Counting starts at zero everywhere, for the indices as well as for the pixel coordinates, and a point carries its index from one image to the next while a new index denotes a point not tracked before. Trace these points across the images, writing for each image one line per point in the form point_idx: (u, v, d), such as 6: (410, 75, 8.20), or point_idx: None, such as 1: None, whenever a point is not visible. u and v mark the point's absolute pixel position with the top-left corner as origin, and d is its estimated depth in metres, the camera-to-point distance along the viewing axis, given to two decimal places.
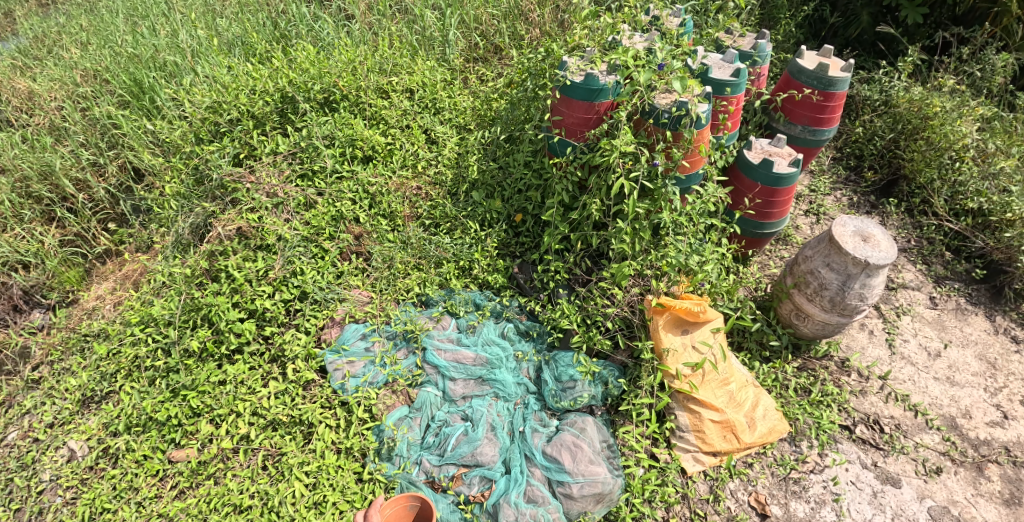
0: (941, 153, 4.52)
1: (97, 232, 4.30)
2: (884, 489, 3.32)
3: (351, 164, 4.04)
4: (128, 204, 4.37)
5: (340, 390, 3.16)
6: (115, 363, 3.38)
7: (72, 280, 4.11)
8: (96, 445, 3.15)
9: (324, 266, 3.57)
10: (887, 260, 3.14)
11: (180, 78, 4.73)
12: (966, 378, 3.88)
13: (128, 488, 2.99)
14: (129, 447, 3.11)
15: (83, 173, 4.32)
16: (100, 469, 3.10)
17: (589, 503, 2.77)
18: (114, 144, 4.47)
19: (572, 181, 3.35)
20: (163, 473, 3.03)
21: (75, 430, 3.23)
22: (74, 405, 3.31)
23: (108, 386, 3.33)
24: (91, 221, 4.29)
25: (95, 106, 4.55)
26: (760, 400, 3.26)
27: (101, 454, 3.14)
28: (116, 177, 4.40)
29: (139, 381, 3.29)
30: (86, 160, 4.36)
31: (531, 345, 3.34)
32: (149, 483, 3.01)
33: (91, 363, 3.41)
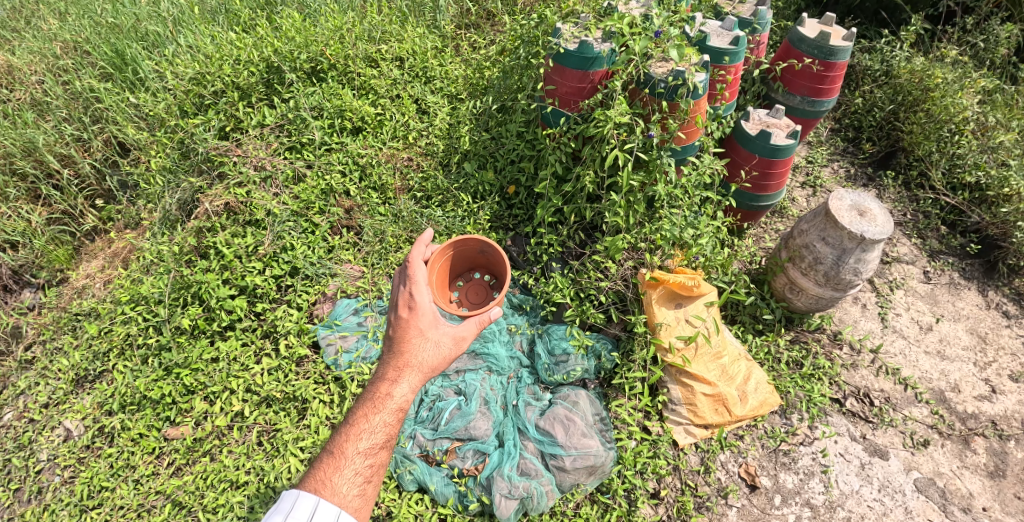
0: (940, 125, 4.47)
1: (83, 209, 4.19)
2: (872, 461, 3.36)
3: (340, 136, 3.95)
4: (115, 179, 4.27)
5: (333, 365, 3.17)
6: (106, 341, 3.33)
7: (60, 258, 4.03)
8: (91, 425, 3.13)
9: (315, 241, 3.51)
10: (883, 234, 3.10)
11: (163, 49, 4.58)
12: (956, 352, 3.90)
13: (125, 467, 2.99)
14: (125, 425, 3.10)
15: (67, 148, 4.20)
16: (97, 447, 3.09)
17: (582, 475, 2.79)
18: (98, 118, 4.33)
19: (566, 153, 3.29)
20: (159, 450, 3.04)
21: (70, 409, 3.20)
22: (69, 385, 3.28)
23: (101, 365, 3.29)
24: (78, 198, 4.19)
25: (76, 79, 4.40)
26: (752, 373, 3.26)
27: (97, 433, 3.13)
28: (101, 151, 4.27)
29: (132, 360, 3.26)
30: (70, 135, 4.24)
31: (523, 319, 3.31)
32: (146, 461, 3.01)
33: (83, 343, 3.37)
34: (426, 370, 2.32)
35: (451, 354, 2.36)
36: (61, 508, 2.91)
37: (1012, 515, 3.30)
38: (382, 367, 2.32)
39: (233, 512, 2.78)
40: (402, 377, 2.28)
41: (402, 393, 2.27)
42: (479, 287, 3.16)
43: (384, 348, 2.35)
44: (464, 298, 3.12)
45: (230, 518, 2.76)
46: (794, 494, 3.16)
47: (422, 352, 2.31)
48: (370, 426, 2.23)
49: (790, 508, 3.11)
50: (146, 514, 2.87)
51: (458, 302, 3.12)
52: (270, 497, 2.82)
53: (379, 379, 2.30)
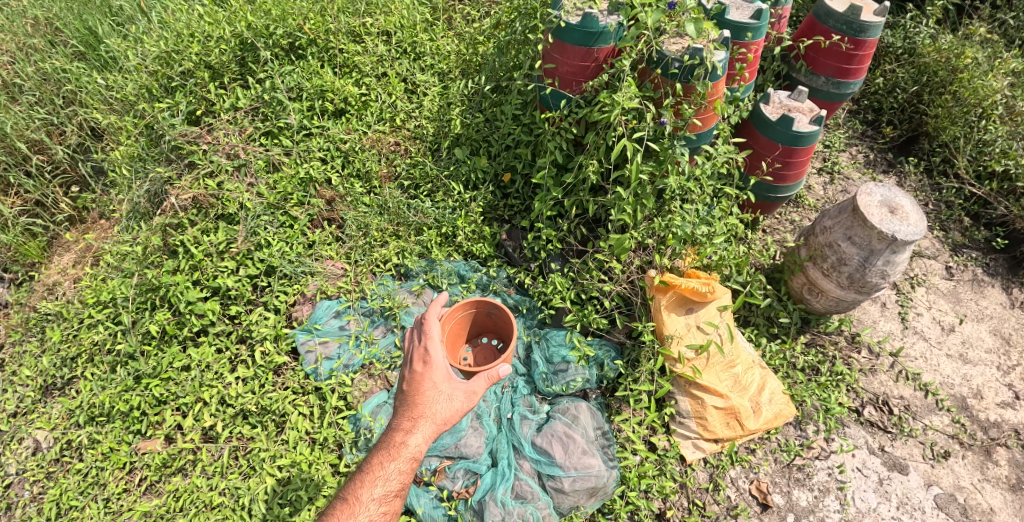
0: (968, 110, 4.17)
1: (57, 198, 3.95)
2: (890, 476, 3.14)
3: (321, 119, 3.67)
4: (88, 165, 3.99)
5: (313, 375, 2.94)
6: (76, 346, 3.12)
7: (32, 252, 3.77)
8: (60, 437, 2.90)
9: (293, 236, 3.26)
10: (917, 235, 2.84)
11: (134, 26, 4.28)
12: (979, 355, 3.67)
13: (94, 484, 2.76)
14: (93, 440, 2.87)
15: (39, 133, 3.91)
16: (67, 461, 2.88)
17: (582, 497, 2.56)
18: (70, 100, 4.04)
19: (567, 139, 3.02)
20: (131, 465, 2.80)
21: (39, 420, 2.98)
22: (36, 393, 3.07)
23: (70, 372, 3.08)
24: (51, 186, 3.93)
25: (48, 59, 4.09)
26: (767, 382, 3.02)
27: (66, 446, 2.90)
28: (75, 137, 3.99)
29: (100, 367, 3.04)
30: (41, 120, 3.94)
31: (520, 322, 3.06)
32: (116, 477, 2.77)
33: (49, 347, 3.14)
34: (442, 422, 2.16)
35: (468, 406, 2.19)
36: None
37: None
38: (397, 415, 2.18)
39: None
40: (417, 428, 2.13)
41: (416, 444, 2.12)
42: (491, 348, 2.92)
43: (400, 396, 2.21)
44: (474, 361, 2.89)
45: None
46: (809, 512, 2.94)
47: (437, 403, 2.15)
48: (385, 474, 2.10)
49: None
50: None
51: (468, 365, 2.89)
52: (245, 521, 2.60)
53: (394, 426, 2.17)
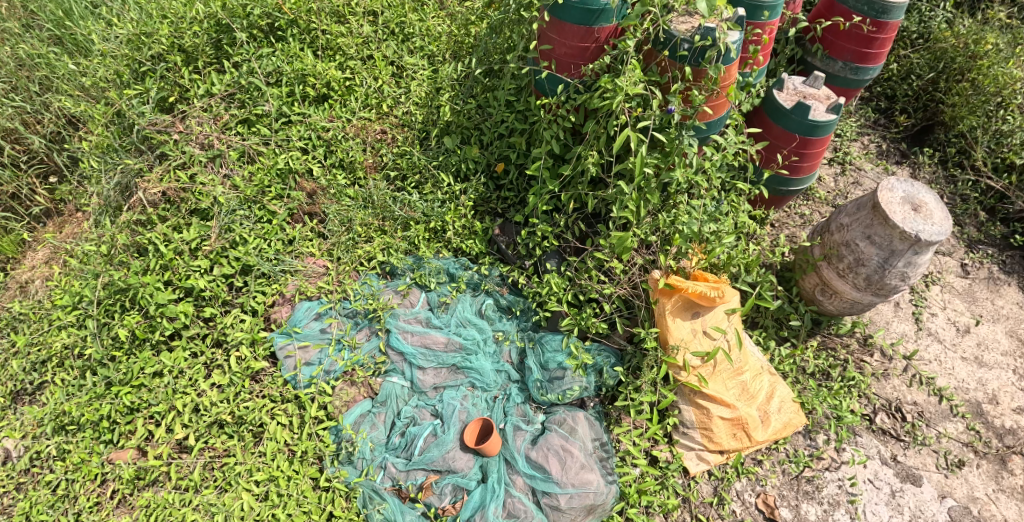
0: (987, 99, 3.95)
1: (33, 189, 3.76)
2: (903, 488, 2.97)
3: (302, 105, 3.44)
4: (64, 155, 3.78)
5: (293, 383, 2.74)
6: (46, 349, 2.97)
7: (7, 248, 3.58)
8: (29, 446, 2.75)
9: (272, 232, 3.05)
10: (942, 235, 2.65)
11: (110, 9, 4.07)
12: (995, 358, 3.49)
13: (64, 497, 2.62)
14: (62, 451, 2.73)
15: (15, 121, 3.70)
16: (37, 472, 2.73)
17: (579, 515, 2.38)
18: (48, 86, 3.83)
19: (564, 128, 2.80)
20: (103, 476, 2.67)
21: (7, 428, 2.83)
22: (6, 399, 2.93)
23: (39, 377, 2.94)
24: (25, 177, 3.73)
25: (22, 44, 3.89)
26: (776, 390, 2.84)
27: (37, 455, 2.75)
28: (52, 125, 3.77)
29: (71, 373, 2.90)
30: (16, 107, 3.72)
31: (513, 325, 2.86)
32: (88, 489, 2.64)
33: (20, 350, 3.01)
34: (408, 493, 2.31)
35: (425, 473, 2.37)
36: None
37: None
38: None
39: None
40: None
41: None
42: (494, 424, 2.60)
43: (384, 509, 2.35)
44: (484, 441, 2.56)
45: None
46: None
47: None
48: None
49: None
50: None
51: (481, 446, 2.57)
52: None
53: None
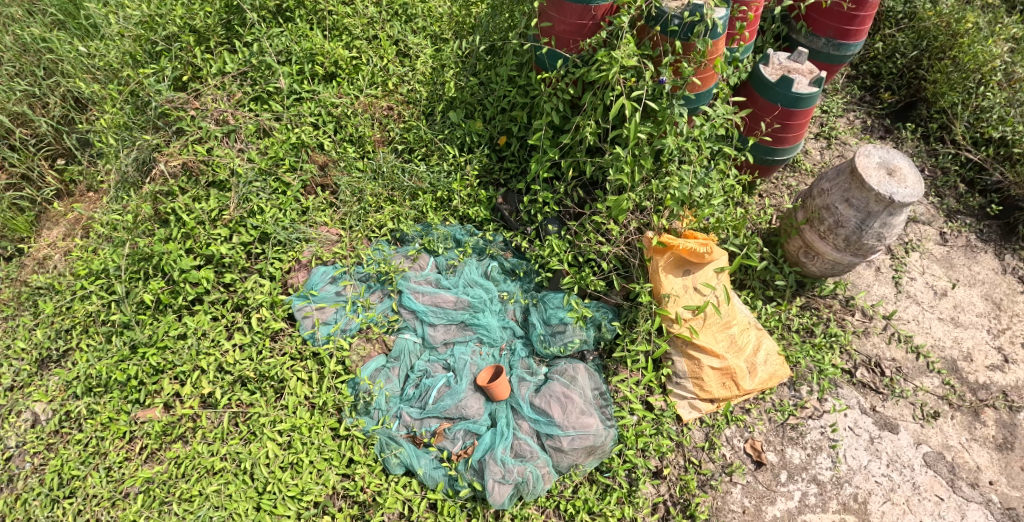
0: (967, 75, 4.13)
1: (43, 170, 3.86)
2: (881, 435, 3.17)
3: (311, 83, 3.62)
4: (73, 137, 3.88)
5: (311, 340, 2.92)
6: (70, 318, 3.12)
7: (20, 227, 3.70)
8: (58, 408, 2.91)
9: (286, 203, 3.23)
10: (913, 197, 2.85)
11: None
12: (970, 319, 3.69)
13: (95, 454, 2.79)
14: (92, 410, 2.89)
15: (21, 105, 3.80)
16: (66, 433, 2.89)
17: (580, 455, 2.62)
18: (52, 71, 3.92)
19: (563, 100, 2.98)
20: (131, 434, 2.83)
21: (36, 393, 2.99)
22: (32, 366, 3.07)
23: (64, 344, 3.09)
24: (36, 158, 3.83)
25: (23, 28, 3.95)
26: (762, 343, 3.06)
27: (65, 417, 2.92)
28: (58, 108, 3.86)
29: (95, 338, 3.05)
30: (22, 91, 3.82)
31: (517, 286, 3.09)
32: (117, 447, 2.81)
33: (42, 320, 3.15)
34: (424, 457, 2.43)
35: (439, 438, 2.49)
36: (32, 498, 2.71)
37: (1018, 489, 3.14)
38: None
39: (209, 502, 2.56)
40: None
41: None
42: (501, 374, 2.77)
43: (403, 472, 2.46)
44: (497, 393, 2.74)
45: (206, 507, 2.54)
46: (801, 469, 2.99)
47: None
48: None
49: (796, 484, 2.95)
50: (120, 503, 2.67)
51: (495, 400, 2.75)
52: (247, 485, 2.63)
53: None
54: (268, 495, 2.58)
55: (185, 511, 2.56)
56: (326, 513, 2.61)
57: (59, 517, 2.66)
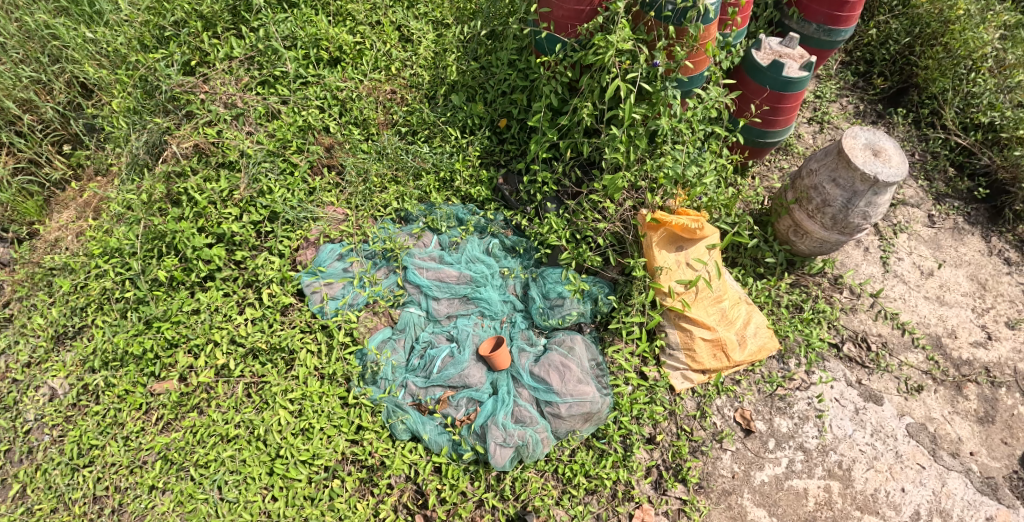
0: (957, 62, 4.21)
1: (50, 156, 3.88)
2: (866, 406, 3.26)
3: (317, 68, 3.73)
4: (80, 123, 3.90)
5: (320, 314, 3.08)
6: (84, 296, 3.20)
7: (31, 211, 3.74)
8: (76, 383, 3.02)
9: (294, 183, 3.35)
10: (897, 177, 2.98)
11: None
12: (955, 298, 3.73)
13: (113, 424, 2.91)
14: (109, 383, 3.00)
15: (27, 91, 3.82)
16: (84, 405, 3.01)
17: (577, 421, 2.81)
18: (57, 57, 3.93)
19: (561, 83, 3.09)
20: (146, 406, 2.95)
21: (52, 369, 3.09)
22: (48, 343, 3.16)
23: (80, 321, 3.17)
24: (43, 144, 3.87)
25: (28, 15, 3.97)
26: (753, 317, 3.21)
27: (82, 391, 3.03)
28: (64, 94, 3.90)
29: (110, 315, 3.13)
30: (28, 77, 3.84)
31: (517, 262, 3.24)
32: (134, 417, 2.93)
33: (58, 298, 3.23)
34: None
35: None
36: (52, 468, 2.84)
37: (998, 459, 3.23)
38: None
39: (224, 467, 2.73)
40: None
41: None
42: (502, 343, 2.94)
43: None
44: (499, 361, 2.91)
45: (222, 472, 2.72)
46: (789, 438, 3.13)
47: None
48: None
49: (784, 451, 3.09)
50: (138, 470, 2.81)
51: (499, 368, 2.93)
52: (261, 450, 2.78)
53: None
54: (281, 460, 2.75)
55: (201, 476, 2.73)
56: (335, 477, 2.77)
57: (79, 484, 2.80)
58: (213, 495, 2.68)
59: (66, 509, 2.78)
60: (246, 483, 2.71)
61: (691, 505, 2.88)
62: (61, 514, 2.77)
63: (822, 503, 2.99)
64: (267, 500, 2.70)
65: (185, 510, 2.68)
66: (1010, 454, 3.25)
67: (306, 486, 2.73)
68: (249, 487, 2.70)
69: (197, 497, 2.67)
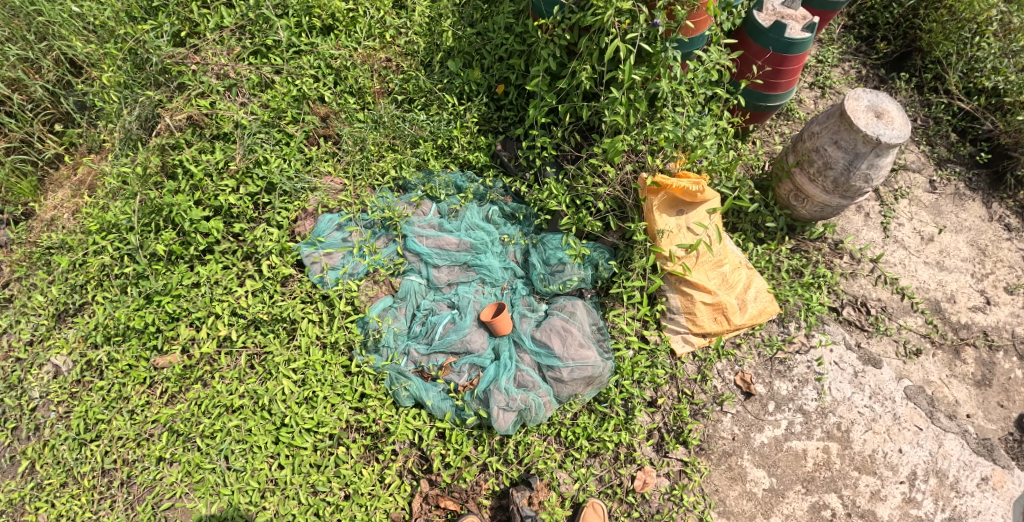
0: (962, 25, 4.05)
1: (41, 135, 3.77)
2: (865, 369, 3.27)
3: (309, 35, 3.67)
4: (71, 100, 3.78)
5: (321, 284, 3.07)
6: (83, 273, 3.16)
7: (25, 191, 3.64)
8: (79, 359, 3.02)
9: (290, 153, 3.32)
10: (900, 138, 2.95)
11: None
12: (955, 263, 3.69)
13: (118, 398, 2.92)
14: (112, 358, 3.00)
15: (15, 71, 3.70)
16: (88, 381, 3.01)
17: (580, 386, 2.85)
18: (43, 33, 3.76)
19: (560, 46, 3.03)
20: (150, 380, 2.96)
21: (55, 346, 3.08)
22: (50, 320, 3.14)
23: (80, 298, 3.14)
24: (34, 124, 3.75)
25: None
26: (753, 281, 3.22)
27: (86, 367, 3.02)
28: (53, 72, 3.75)
29: (110, 291, 3.10)
30: (15, 56, 3.69)
31: (517, 228, 3.25)
32: (138, 391, 2.94)
33: (57, 277, 3.19)
34: None
35: None
36: (60, 443, 2.86)
37: (994, 422, 3.26)
38: None
39: (231, 437, 2.76)
40: None
41: None
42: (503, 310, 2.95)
43: None
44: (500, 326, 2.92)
45: (229, 442, 2.75)
46: (788, 400, 3.15)
47: None
48: None
49: (784, 414, 3.12)
50: (145, 443, 2.83)
51: (500, 332, 2.94)
52: (266, 420, 2.80)
53: None
54: (286, 429, 2.78)
55: (207, 446, 2.76)
56: (341, 444, 2.82)
57: (87, 458, 2.82)
58: (221, 464, 2.72)
59: (76, 483, 2.81)
60: (252, 452, 2.75)
61: (692, 466, 2.93)
62: (70, 488, 2.80)
63: (821, 463, 3.04)
64: (273, 468, 2.73)
65: (193, 480, 2.72)
66: (1006, 416, 3.29)
67: (312, 454, 2.77)
68: (256, 456, 2.73)
69: (205, 467, 2.72)
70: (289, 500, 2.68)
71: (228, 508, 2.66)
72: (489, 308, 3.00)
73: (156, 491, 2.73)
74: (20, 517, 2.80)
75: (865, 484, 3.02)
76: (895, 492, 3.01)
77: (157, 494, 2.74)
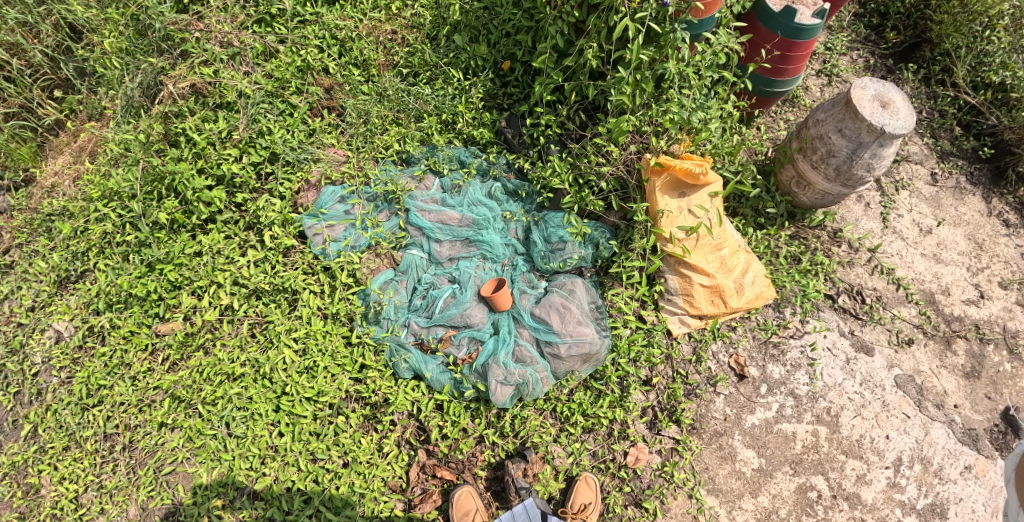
0: (973, 18, 4.01)
1: (41, 101, 3.72)
2: (858, 356, 3.31)
3: (315, 5, 3.66)
4: (71, 66, 3.74)
5: (322, 256, 3.08)
6: (84, 241, 3.16)
7: (25, 157, 3.62)
8: (80, 325, 3.03)
9: (294, 124, 3.33)
10: (904, 129, 2.96)
11: None
12: (951, 256, 3.72)
13: (121, 365, 2.95)
14: (114, 324, 3.02)
15: (14, 35, 3.65)
16: (90, 347, 3.03)
17: (576, 363, 2.90)
18: None
19: (568, 23, 3.04)
20: (152, 347, 2.98)
21: (56, 311, 3.10)
22: (52, 287, 3.16)
23: (82, 265, 3.14)
24: (32, 90, 3.71)
25: None
26: (752, 267, 3.25)
27: (88, 333, 3.04)
28: (52, 37, 3.70)
29: (112, 258, 3.11)
30: (14, 19, 3.64)
31: (519, 206, 3.27)
32: (140, 358, 2.96)
33: (59, 243, 3.20)
34: None
35: None
36: (63, 408, 2.90)
37: (980, 413, 3.31)
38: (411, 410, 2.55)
39: (232, 404, 2.81)
40: None
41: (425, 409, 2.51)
42: (503, 286, 2.99)
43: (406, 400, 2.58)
44: (501, 301, 2.95)
45: (231, 408, 2.80)
46: (780, 384, 3.21)
47: None
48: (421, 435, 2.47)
49: (775, 396, 3.18)
50: (147, 409, 2.88)
51: (501, 306, 2.97)
52: (267, 388, 2.84)
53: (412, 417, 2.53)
54: (287, 397, 2.82)
55: (209, 413, 2.80)
56: (340, 413, 2.87)
57: (90, 422, 2.86)
58: (222, 431, 2.78)
59: (79, 447, 2.86)
60: (253, 419, 2.80)
61: (683, 444, 3.00)
62: (73, 452, 2.85)
63: (809, 446, 3.11)
64: (274, 435, 2.79)
65: (194, 445, 2.78)
66: (993, 408, 3.33)
67: (311, 422, 2.82)
68: (257, 423, 2.78)
69: (206, 434, 2.77)
70: (289, 467, 2.75)
71: (228, 473, 2.72)
72: (490, 284, 3.03)
73: (158, 456, 2.78)
74: (23, 479, 2.85)
75: (851, 468, 3.09)
76: (880, 476, 3.08)
77: (158, 459, 2.79)
